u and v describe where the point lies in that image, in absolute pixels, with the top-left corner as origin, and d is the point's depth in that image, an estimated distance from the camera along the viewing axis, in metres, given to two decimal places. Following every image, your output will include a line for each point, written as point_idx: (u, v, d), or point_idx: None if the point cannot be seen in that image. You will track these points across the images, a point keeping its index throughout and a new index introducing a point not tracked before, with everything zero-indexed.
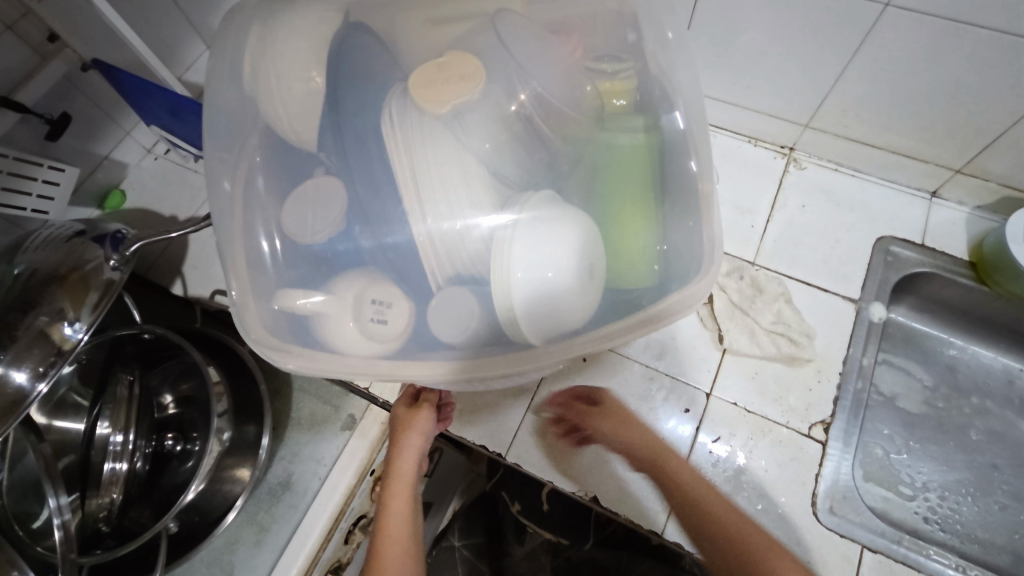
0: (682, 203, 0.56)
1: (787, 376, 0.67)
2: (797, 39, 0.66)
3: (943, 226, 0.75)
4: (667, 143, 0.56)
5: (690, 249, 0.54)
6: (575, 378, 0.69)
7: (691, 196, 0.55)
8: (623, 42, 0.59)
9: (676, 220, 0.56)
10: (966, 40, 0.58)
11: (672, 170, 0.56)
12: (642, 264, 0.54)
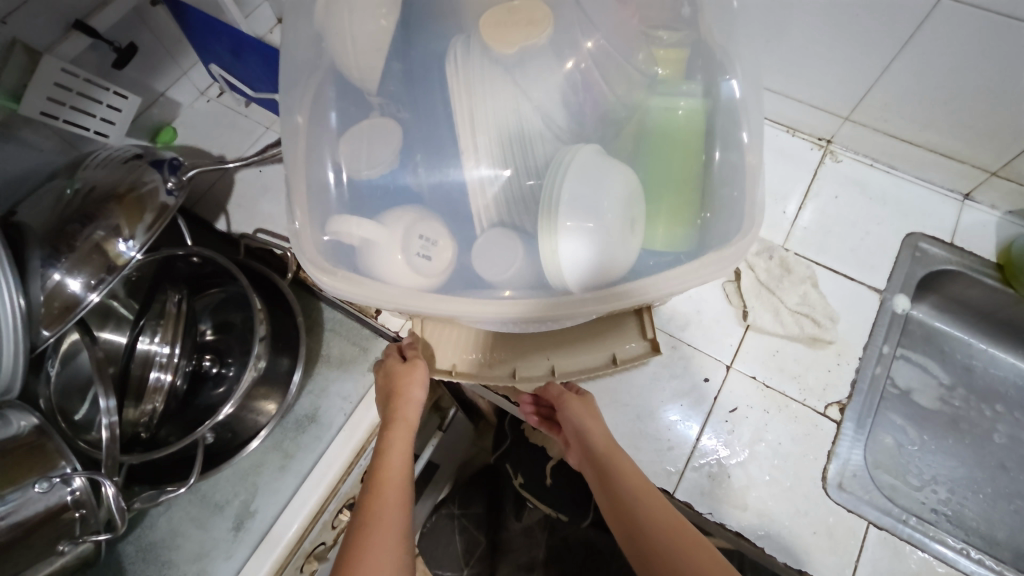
0: (723, 173, 0.55)
1: (808, 357, 0.69)
2: (848, 26, 0.67)
3: (973, 228, 0.76)
4: (722, 110, 0.56)
5: (728, 215, 0.54)
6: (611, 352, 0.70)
7: (731, 168, 0.55)
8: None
9: (720, 189, 0.55)
10: (1019, 37, 0.59)
11: (720, 138, 0.56)
12: (680, 232, 0.56)
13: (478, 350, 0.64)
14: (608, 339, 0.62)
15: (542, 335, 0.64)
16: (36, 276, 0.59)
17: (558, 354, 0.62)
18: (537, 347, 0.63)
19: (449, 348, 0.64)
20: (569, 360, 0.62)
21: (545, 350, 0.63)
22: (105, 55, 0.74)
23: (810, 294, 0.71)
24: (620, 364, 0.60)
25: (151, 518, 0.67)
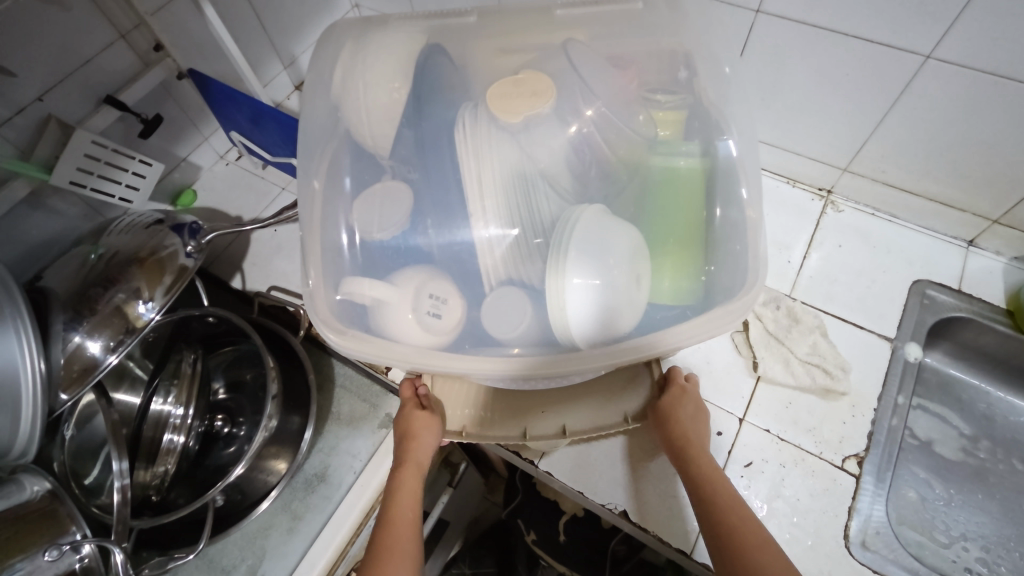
0: (726, 229, 0.57)
1: (822, 408, 0.68)
2: (842, 83, 0.70)
3: (980, 275, 0.76)
4: (719, 169, 0.59)
5: (733, 270, 0.56)
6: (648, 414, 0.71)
7: (735, 225, 0.56)
8: (675, 78, 0.64)
9: (723, 245, 0.57)
10: (1008, 92, 0.61)
11: (719, 197, 0.59)
12: (687, 289, 0.57)
13: (489, 410, 0.64)
14: (616, 397, 0.63)
15: (551, 394, 0.64)
16: (58, 339, 0.61)
17: (568, 412, 0.62)
18: (548, 406, 0.63)
19: (461, 409, 0.64)
20: (580, 418, 0.61)
21: (555, 409, 0.63)
22: (133, 126, 0.78)
23: (819, 343, 0.71)
24: (631, 422, 0.61)
25: None
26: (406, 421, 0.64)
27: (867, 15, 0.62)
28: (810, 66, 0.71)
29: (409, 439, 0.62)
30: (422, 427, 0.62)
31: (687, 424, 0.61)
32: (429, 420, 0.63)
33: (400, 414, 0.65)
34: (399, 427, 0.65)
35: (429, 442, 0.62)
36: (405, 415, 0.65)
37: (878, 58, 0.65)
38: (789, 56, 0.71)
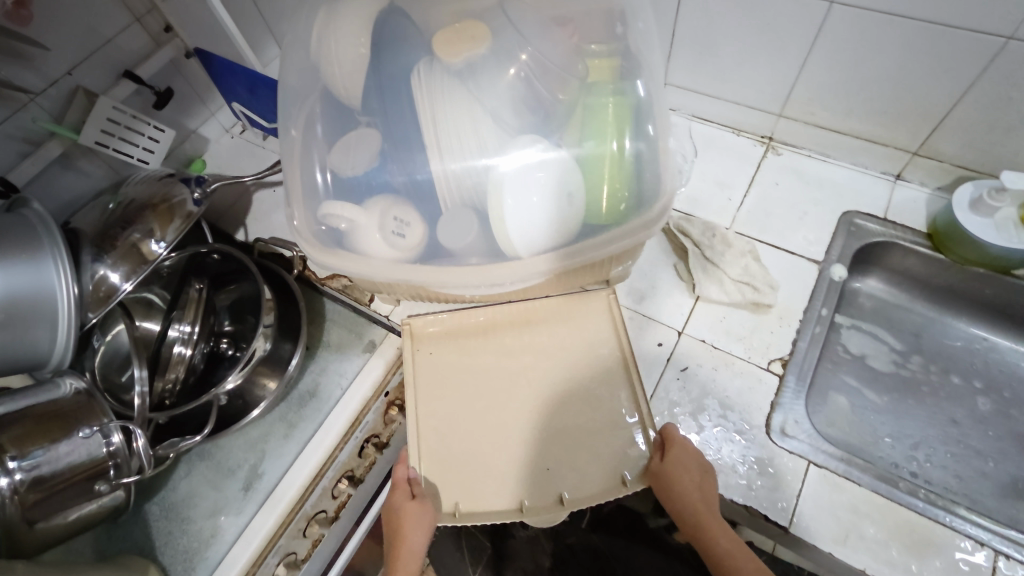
0: (647, 159, 0.66)
1: (751, 320, 0.76)
2: (765, 32, 0.79)
3: (905, 204, 0.84)
4: (637, 106, 0.67)
5: (648, 193, 0.66)
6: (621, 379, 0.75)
7: (653, 154, 0.66)
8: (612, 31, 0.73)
9: (644, 173, 0.66)
10: (905, 29, 0.69)
11: (641, 130, 0.67)
12: (618, 211, 0.66)
13: (484, 483, 0.64)
14: (611, 459, 0.64)
15: (547, 459, 0.65)
16: (87, 269, 0.72)
17: (568, 480, 0.63)
18: (545, 476, 0.64)
19: (455, 482, 0.65)
20: (578, 488, 0.63)
21: (552, 477, 0.64)
22: (148, 99, 0.89)
23: (751, 265, 0.79)
24: (630, 488, 0.61)
25: (174, 481, 0.76)
26: (394, 509, 0.64)
27: None
28: (735, 18, 0.79)
29: (401, 535, 0.62)
30: (412, 520, 0.62)
31: (687, 484, 0.61)
32: (419, 509, 0.63)
33: (388, 502, 0.65)
34: (389, 516, 0.64)
35: (420, 530, 0.62)
36: (393, 503, 0.64)
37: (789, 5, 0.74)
38: (718, 11, 0.79)
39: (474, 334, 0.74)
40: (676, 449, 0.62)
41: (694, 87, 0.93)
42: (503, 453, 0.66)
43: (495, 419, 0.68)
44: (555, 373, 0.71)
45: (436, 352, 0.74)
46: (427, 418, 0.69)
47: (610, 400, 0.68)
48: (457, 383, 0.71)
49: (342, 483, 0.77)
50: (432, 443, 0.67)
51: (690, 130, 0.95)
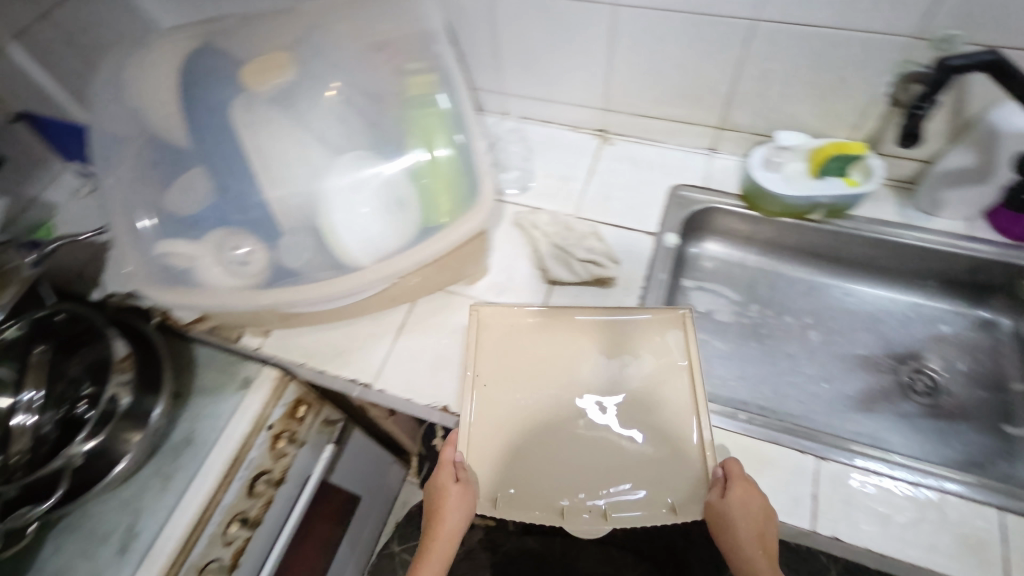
0: (470, 163, 0.70)
1: (600, 294, 0.83)
2: (573, 38, 0.88)
3: (721, 173, 0.95)
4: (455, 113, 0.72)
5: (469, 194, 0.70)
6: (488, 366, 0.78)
7: (473, 159, 0.70)
8: None
9: (472, 174, 0.70)
10: (679, 22, 0.79)
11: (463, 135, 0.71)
12: (457, 208, 0.69)
13: (524, 467, 0.64)
14: (641, 475, 0.63)
15: (581, 467, 0.64)
16: None
17: (603, 492, 0.62)
18: (559, 480, 0.63)
19: (497, 473, 0.63)
20: (605, 495, 0.62)
21: (585, 490, 0.62)
22: None
23: (594, 246, 0.86)
24: (678, 516, 0.59)
25: (42, 558, 0.73)
26: (438, 486, 0.63)
27: None
28: (545, 27, 0.88)
29: (444, 511, 0.62)
30: (450, 501, 0.62)
31: (749, 512, 0.57)
32: (463, 494, 0.62)
33: (433, 479, 0.64)
34: (429, 494, 0.64)
35: (457, 510, 0.62)
36: (439, 481, 0.63)
37: (584, 12, 0.83)
38: (528, 22, 0.88)
39: (532, 328, 0.73)
40: (738, 486, 0.58)
41: (529, 93, 1.01)
42: (572, 463, 0.64)
43: (556, 423, 0.67)
44: (642, 375, 0.69)
45: (529, 343, 0.72)
46: (487, 408, 0.67)
47: (698, 404, 0.66)
48: (508, 373, 0.70)
49: (233, 525, 0.78)
50: (479, 429, 0.66)
51: (532, 133, 1.03)
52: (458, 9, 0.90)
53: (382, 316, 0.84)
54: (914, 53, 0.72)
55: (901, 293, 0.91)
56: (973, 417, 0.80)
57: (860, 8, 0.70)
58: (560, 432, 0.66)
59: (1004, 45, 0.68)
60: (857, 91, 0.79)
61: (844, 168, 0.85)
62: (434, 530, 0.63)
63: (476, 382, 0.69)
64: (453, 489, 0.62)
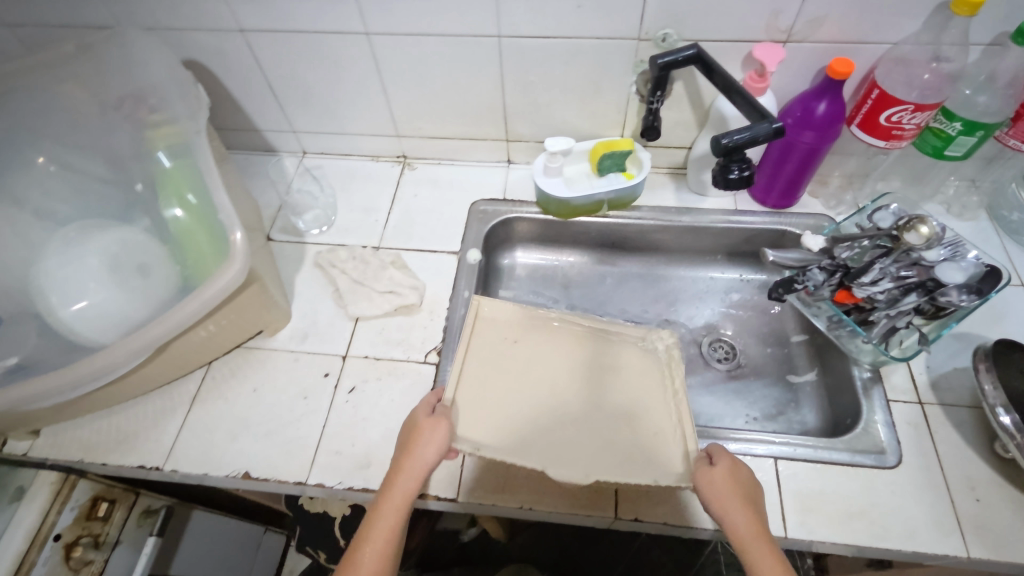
0: (210, 214, 0.68)
1: (406, 323, 0.82)
2: (341, 70, 0.86)
3: (519, 183, 0.97)
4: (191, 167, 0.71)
5: (218, 245, 0.67)
6: (294, 421, 0.74)
7: (210, 210, 0.68)
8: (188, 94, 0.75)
9: (216, 225, 0.68)
10: (432, 45, 0.80)
11: (200, 186, 0.70)
12: (219, 255, 0.67)
13: (490, 425, 0.58)
14: (636, 456, 0.57)
15: (558, 441, 0.58)
16: None
17: (591, 464, 0.55)
18: (515, 441, 0.57)
19: (478, 421, 0.58)
20: (559, 462, 0.55)
21: (569, 460, 0.56)
22: None
23: (396, 274, 0.85)
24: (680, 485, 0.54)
25: None
26: (413, 426, 0.58)
27: (309, 13, 0.78)
28: (310, 62, 0.86)
29: (410, 447, 0.56)
30: (422, 434, 0.56)
31: (711, 471, 0.54)
32: (437, 424, 0.56)
33: (410, 417, 0.60)
34: (406, 428, 0.59)
35: (428, 446, 0.55)
36: (414, 417, 0.59)
37: (342, 43, 0.82)
38: (290, 59, 0.85)
39: (521, 325, 0.68)
40: (724, 460, 0.55)
41: (319, 129, 0.98)
42: (559, 435, 0.59)
43: (546, 397, 0.62)
44: (641, 401, 0.63)
45: (543, 332, 0.68)
46: (476, 366, 0.63)
47: (666, 387, 0.63)
48: (503, 358, 0.65)
49: None
50: (472, 372, 0.63)
51: (332, 169, 1.01)
52: (216, 52, 0.85)
53: (173, 387, 0.77)
54: (644, 53, 0.78)
55: (695, 272, 0.97)
56: (766, 373, 0.86)
57: (586, 18, 0.74)
58: (565, 411, 0.61)
59: (712, 39, 0.75)
60: (612, 93, 0.84)
61: (621, 163, 0.89)
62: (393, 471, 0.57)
63: (473, 350, 0.64)
64: (436, 424, 0.56)
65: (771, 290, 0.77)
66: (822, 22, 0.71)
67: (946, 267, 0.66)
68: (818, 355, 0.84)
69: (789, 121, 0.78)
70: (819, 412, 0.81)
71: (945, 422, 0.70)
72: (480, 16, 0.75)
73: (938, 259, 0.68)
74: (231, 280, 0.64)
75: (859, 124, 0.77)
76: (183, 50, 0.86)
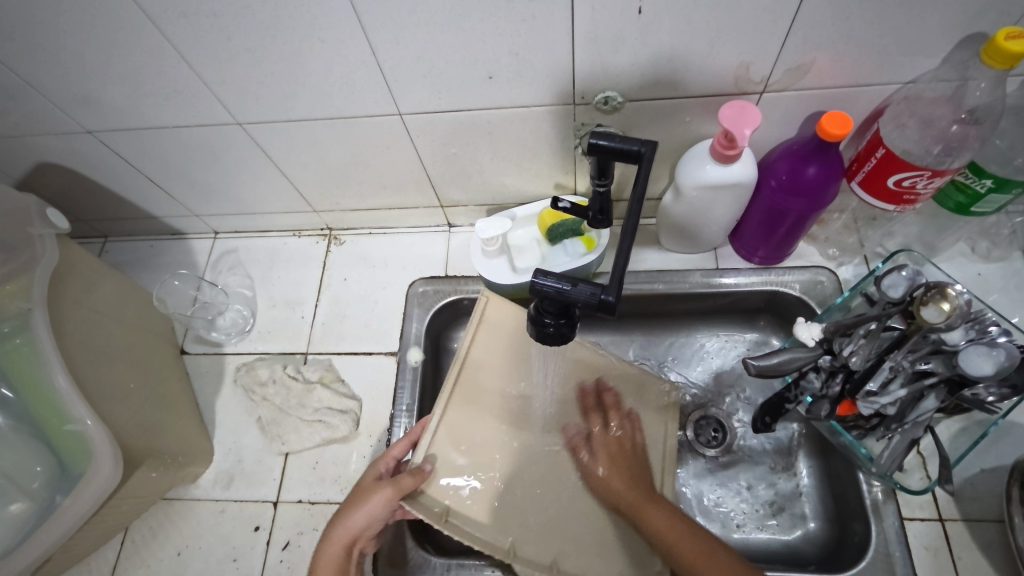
0: (54, 400, 0.57)
1: (342, 454, 0.72)
2: (226, 158, 0.71)
3: (461, 252, 0.83)
4: (27, 342, 0.58)
5: (75, 432, 0.57)
6: None
7: (53, 394, 0.57)
8: (28, 232, 0.61)
9: (64, 407, 0.57)
10: (322, 127, 0.64)
11: (38, 363, 0.57)
12: (81, 454, 0.57)
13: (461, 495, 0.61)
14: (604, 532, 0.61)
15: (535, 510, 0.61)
16: None
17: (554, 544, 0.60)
18: (505, 509, 0.61)
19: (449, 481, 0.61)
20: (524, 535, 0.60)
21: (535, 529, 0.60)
22: None
23: (325, 394, 0.74)
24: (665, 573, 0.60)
25: None
26: (364, 487, 0.58)
27: (160, 108, 0.62)
28: (186, 152, 0.70)
29: (353, 509, 0.55)
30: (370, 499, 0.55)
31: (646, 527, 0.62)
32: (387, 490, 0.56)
33: (368, 469, 0.60)
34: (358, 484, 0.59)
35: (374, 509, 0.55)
36: (363, 483, 0.59)
37: (213, 134, 0.67)
38: (159, 153, 0.70)
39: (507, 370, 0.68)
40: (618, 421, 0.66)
41: (224, 212, 0.83)
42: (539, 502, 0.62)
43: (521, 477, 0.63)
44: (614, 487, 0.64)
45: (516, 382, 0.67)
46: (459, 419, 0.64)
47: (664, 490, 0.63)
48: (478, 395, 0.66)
49: None
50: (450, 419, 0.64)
51: (247, 250, 0.87)
52: (70, 152, 0.71)
53: (87, 561, 0.69)
54: (583, 116, 0.62)
55: (679, 334, 0.82)
56: (763, 458, 0.75)
57: (501, 88, 0.58)
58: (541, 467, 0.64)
59: (666, 97, 0.58)
60: (554, 157, 0.68)
61: (578, 226, 0.71)
62: (333, 530, 0.56)
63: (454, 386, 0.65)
64: (381, 494, 0.55)
65: (754, 420, 0.67)
66: (810, 69, 0.54)
67: (971, 353, 0.51)
68: (819, 438, 0.73)
69: (772, 184, 0.62)
70: (821, 510, 0.70)
71: (970, 544, 0.62)
72: (369, 97, 0.59)
73: (964, 341, 0.53)
74: (102, 475, 0.56)
75: (861, 182, 0.62)
76: (32, 155, 0.72)
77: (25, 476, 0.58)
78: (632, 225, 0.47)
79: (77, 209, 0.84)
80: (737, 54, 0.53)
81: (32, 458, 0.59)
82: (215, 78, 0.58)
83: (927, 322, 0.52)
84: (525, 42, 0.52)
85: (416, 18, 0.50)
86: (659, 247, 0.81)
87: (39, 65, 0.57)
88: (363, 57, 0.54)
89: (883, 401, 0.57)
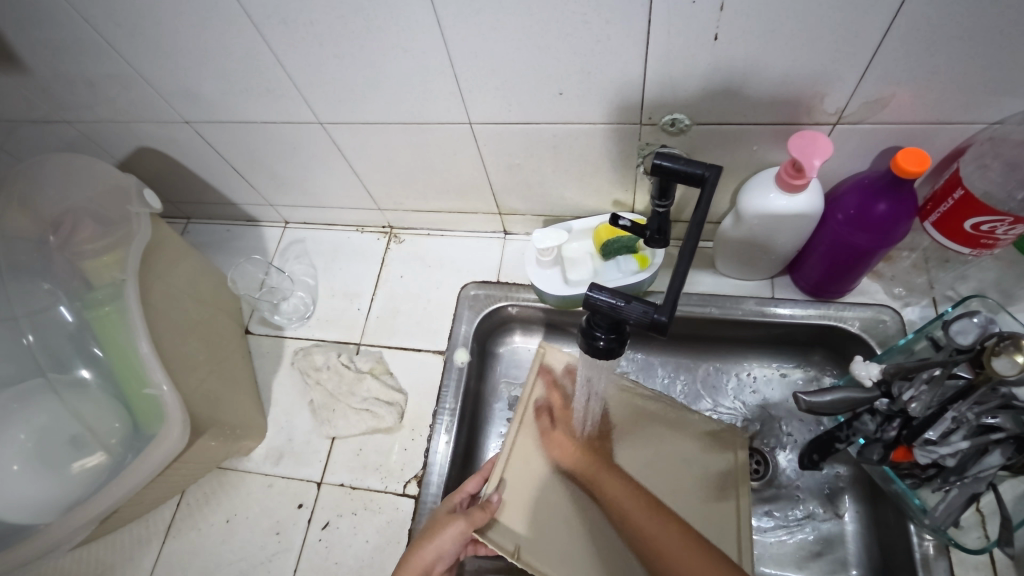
0: (138, 365, 0.63)
1: (385, 444, 0.74)
2: (303, 154, 0.76)
3: (515, 259, 0.85)
4: (122, 310, 0.64)
5: (154, 396, 0.62)
6: (266, 559, 0.70)
7: (138, 359, 0.63)
8: (130, 211, 0.68)
9: (147, 373, 0.63)
10: (396, 132, 0.68)
11: (129, 331, 0.63)
12: (156, 417, 0.62)
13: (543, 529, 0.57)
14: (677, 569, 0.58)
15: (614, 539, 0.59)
16: None
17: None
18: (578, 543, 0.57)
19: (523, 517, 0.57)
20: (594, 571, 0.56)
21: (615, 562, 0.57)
22: None
23: (374, 385, 0.77)
24: None
25: None
26: (439, 518, 0.59)
27: (251, 104, 0.68)
28: (268, 146, 0.75)
29: (428, 538, 0.58)
30: (443, 531, 0.57)
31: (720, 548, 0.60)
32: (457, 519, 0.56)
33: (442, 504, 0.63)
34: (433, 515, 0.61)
35: (449, 539, 0.57)
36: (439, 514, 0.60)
37: (294, 131, 0.71)
38: (245, 146, 0.76)
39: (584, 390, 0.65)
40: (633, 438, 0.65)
41: (297, 204, 0.89)
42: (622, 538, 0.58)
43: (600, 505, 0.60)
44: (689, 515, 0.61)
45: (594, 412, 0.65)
46: (525, 446, 0.61)
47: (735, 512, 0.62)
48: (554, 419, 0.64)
49: None
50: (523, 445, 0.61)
51: (313, 241, 0.92)
52: (166, 139, 0.78)
53: (147, 517, 0.74)
54: (648, 137, 0.62)
55: (726, 360, 0.81)
56: (807, 497, 0.72)
57: (569, 105, 0.59)
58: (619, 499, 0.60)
59: (733, 122, 0.58)
60: (615, 174, 0.69)
61: (633, 244, 0.71)
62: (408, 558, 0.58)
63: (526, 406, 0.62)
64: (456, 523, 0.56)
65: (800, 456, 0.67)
66: (888, 103, 0.53)
67: None
68: (869, 484, 0.70)
69: (839, 217, 0.61)
70: (865, 559, 0.68)
71: None
72: (442, 103, 0.62)
73: None
74: (171, 438, 0.61)
75: (935, 223, 0.60)
76: (135, 140, 0.79)
77: (104, 432, 0.64)
78: (690, 248, 0.47)
79: (169, 192, 0.91)
80: (812, 84, 0.53)
81: (110, 416, 0.64)
82: (302, 78, 0.62)
83: (998, 373, 0.49)
84: (597, 62, 0.53)
85: (494, 34, 0.52)
86: (714, 271, 0.80)
87: (151, 59, 0.63)
88: (440, 65, 0.57)
89: (942, 451, 0.54)
